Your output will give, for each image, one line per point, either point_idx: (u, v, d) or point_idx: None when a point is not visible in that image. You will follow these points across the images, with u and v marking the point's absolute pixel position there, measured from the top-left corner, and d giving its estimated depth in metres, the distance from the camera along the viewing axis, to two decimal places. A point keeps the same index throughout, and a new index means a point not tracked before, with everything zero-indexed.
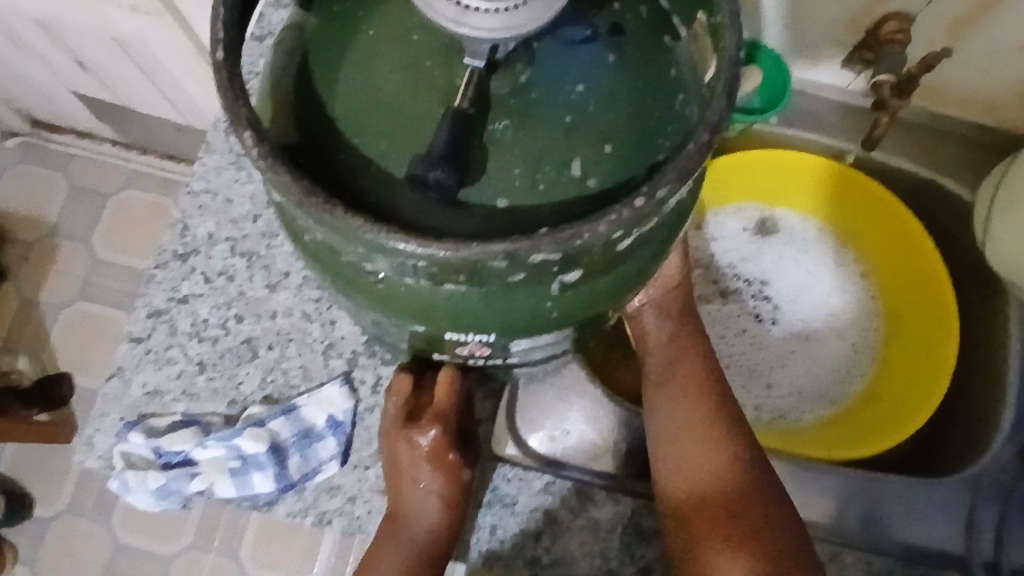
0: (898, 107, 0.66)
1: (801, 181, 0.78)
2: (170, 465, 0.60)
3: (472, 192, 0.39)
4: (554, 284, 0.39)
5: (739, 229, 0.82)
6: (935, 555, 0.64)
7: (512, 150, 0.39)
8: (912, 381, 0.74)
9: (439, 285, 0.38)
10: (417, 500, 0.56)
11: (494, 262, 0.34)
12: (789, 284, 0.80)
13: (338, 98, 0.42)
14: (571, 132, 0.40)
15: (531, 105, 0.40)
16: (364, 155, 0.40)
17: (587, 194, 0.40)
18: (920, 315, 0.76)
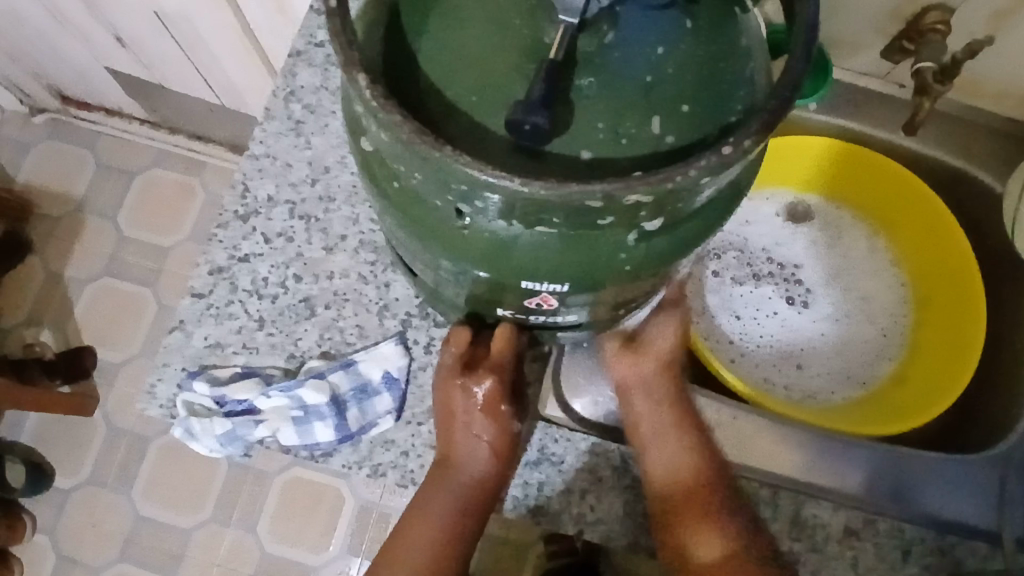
0: (940, 92, 0.68)
1: (836, 169, 0.81)
2: (232, 413, 0.62)
3: (559, 144, 0.41)
4: (634, 232, 0.41)
5: (773, 213, 0.84)
6: (968, 529, 0.65)
7: (597, 105, 0.41)
8: (940, 364, 0.75)
9: (529, 228, 0.40)
10: (469, 448, 0.59)
11: (590, 202, 0.36)
12: (816, 267, 0.83)
13: (428, 53, 0.43)
14: (651, 91, 0.42)
15: (616, 63, 0.42)
16: (454, 106, 0.42)
17: (665, 149, 0.42)
18: (948, 298, 0.77)
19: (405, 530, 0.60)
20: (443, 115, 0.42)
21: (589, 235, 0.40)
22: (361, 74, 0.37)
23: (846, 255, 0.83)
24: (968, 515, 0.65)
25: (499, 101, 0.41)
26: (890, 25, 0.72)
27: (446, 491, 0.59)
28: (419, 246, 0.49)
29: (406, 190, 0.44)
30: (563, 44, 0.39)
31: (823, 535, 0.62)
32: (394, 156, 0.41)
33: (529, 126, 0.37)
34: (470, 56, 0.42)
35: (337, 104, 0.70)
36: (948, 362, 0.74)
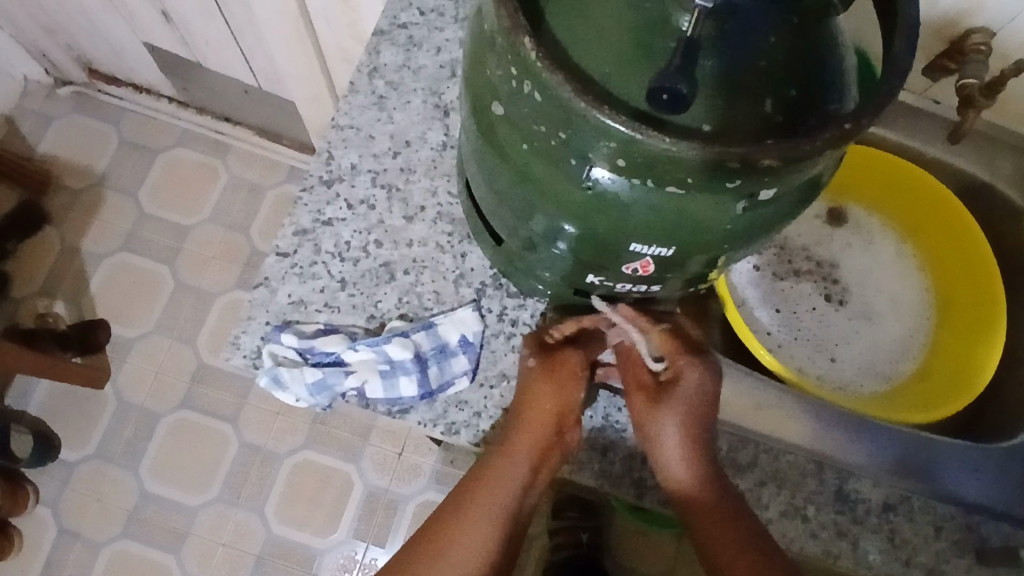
0: (985, 105, 0.75)
1: (879, 177, 0.86)
2: (318, 365, 0.65)
3: (683, 116, 0.45)
4: (745, 201, 0.46)
5: (810, 215, 0.89)
6: (994, 511, 0.70)
7: (718, 84, 0.46)
8: (959, 358, 0.81)
9: (656, 189, 0.45)
10: (523, 429, 0.62)
11: (727, 163, 0.41)
12: (847, 266, 0.88)
13: (561, 27, 0.47)
14: (765, 75, 0.47)
15: (735, 46, 0.46)
16: (587, 75, 0.45)
17: (775, 126, 0.47)
18: (969, 304, 0.82)
19: (465, 502, 0.62)
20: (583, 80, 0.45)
21: (708, 199, 0.45)
22: (525, 39, 0.42)
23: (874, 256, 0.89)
24: (999, 502, 0.70)
25: (631, 77, 0.45)
26: (933, 45, 0.79)
27: (506, 464, 0.62)
28: (528, 209, 0.53)
29: (535, 151, 0.48)
30: (695, 25, 0.44)
31: (864, 509, 0.67)
32: (534, 118, 0.46)
33: (668, 93, 0.42)
34: (601, 33, 0.46)
35: (418, 83, 0.74)
36: (967, 357, 0.80)
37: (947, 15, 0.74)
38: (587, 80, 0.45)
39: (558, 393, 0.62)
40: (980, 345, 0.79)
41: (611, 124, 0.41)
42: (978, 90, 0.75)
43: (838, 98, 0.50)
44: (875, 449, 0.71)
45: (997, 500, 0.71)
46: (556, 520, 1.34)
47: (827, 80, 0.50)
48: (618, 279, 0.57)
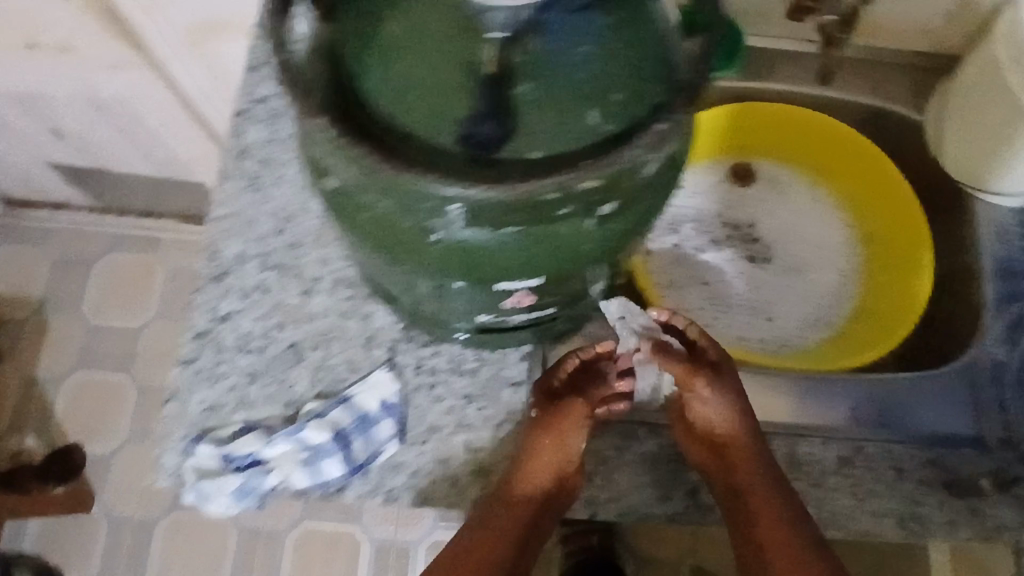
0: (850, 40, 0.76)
1: (777, 130, 0.86)
2: (240, 468, 0.62)
3: (507, 150, 0.44)
4: (590, 219, 0.45)
5: (716, 180, 0.88)
6: (949, 437, 0.69)
7: (538, 104, 0.44)
8: (892, 290, 0.81)
9: (492, 231, 0.44)
10: (503, 505, 0.61)
11: (545, 195, 0.41)
12: (766, 222, 0.87)
13: (373, 84, 0.46)
14: (584, 84, 0.45)
15: (551, 65, 0.44)
16: (404, 130, 0.44)
17: (604, 135, 0.45)
18: (889, 235, 0.84)
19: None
20: (394, 142, 0.44)
21: (549, 230, 0.44)
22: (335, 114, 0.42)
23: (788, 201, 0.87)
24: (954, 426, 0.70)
25: (447, 123, 0.44)
26: None
27: (487, 538, 0.61)
28: (394, 269, 0.52)
29: (376, 218, 0.46)
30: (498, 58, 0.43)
31: (821, 470, 0.66)
32: (362, 189, 0.45)
33: (476, 138, 0.43)
34: (412, 86, 0.45)
35: (289, 154, 0.73)
36: (900, 291, 0.80)
37: None
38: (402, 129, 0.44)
39: (559, 444, 0.62)
40: (910, 270, 0.80)
41: (428, 187, 0.41)
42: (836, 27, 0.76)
43: (676, 82, 0.47)
44: (820, 406, 0.72)
45: (949, 428, 0.70)
46: (564, 528, 1.32)
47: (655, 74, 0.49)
48: (509, 312, 0.56)
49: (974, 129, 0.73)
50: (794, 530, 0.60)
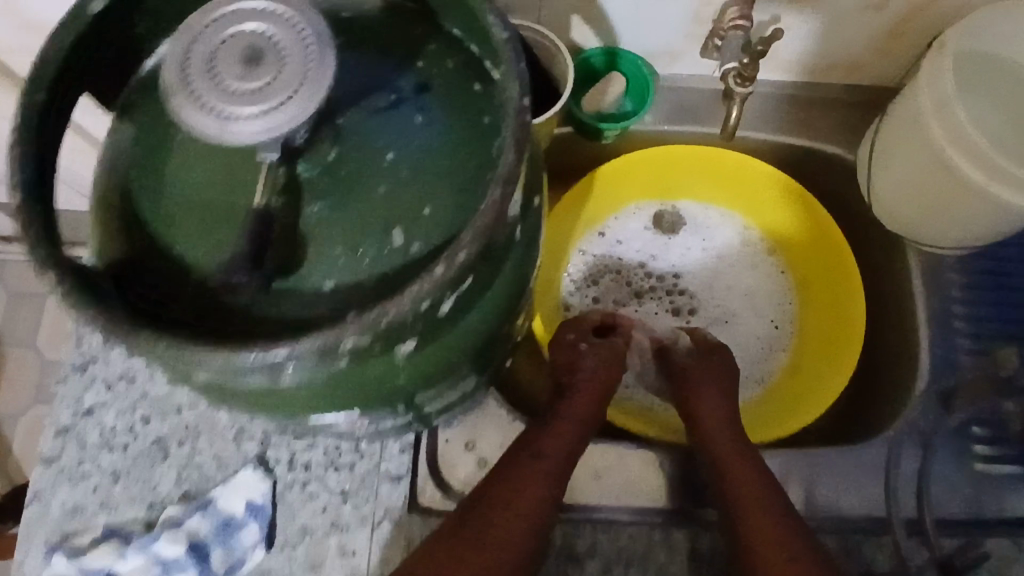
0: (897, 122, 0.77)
1: (750, 187, 0.89)
2: (145, 545, 0.68)
3: (413, 146, 0.48)
4: (408, 232, 0.46)
5: (710, 224, 0.93)
6: (858, 521, 0.73)
7: (437, 115, 0.49)
8: (812, 372, 0.86)
9: (296, 211, 0.46)
10: (541, 461, 0.67)
11: (356, 184, 0.46)
12: (727, 278, 0.91)
13: (422, 74, 0.50)
14: (480, 112, 0.50)
15: (463, 92, 0.50)
16: (439, 126, 0.49)
17: (476, 138, 0.49)
18: (829, 321, 0.87)
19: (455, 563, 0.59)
20: (421, 142, 0.48)
21: (406, 229, 0.46)
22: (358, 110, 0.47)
23: (817, 279, 0.89)
24: (866, 506, 0.74)
25: (478, 133, 0.49)
26: (871, 54, 0.80)
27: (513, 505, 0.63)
28: None
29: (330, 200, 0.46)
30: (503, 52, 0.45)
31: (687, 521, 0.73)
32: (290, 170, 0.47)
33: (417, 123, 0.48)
34: (455, 97, 0.50)
35: None
36: (817, 376, 0.85)
37: (876, 24, 0.76)
38: (445, 141, 0.49)
39: (610, 374, 0.77)
40: (829, 368, 0.84)
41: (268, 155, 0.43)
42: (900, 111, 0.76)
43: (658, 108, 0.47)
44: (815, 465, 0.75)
45: (877, 504, 0.74)
46: None
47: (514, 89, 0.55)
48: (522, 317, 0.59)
49: (921, 198, 0.77)
50: (781, 512, 0.64)
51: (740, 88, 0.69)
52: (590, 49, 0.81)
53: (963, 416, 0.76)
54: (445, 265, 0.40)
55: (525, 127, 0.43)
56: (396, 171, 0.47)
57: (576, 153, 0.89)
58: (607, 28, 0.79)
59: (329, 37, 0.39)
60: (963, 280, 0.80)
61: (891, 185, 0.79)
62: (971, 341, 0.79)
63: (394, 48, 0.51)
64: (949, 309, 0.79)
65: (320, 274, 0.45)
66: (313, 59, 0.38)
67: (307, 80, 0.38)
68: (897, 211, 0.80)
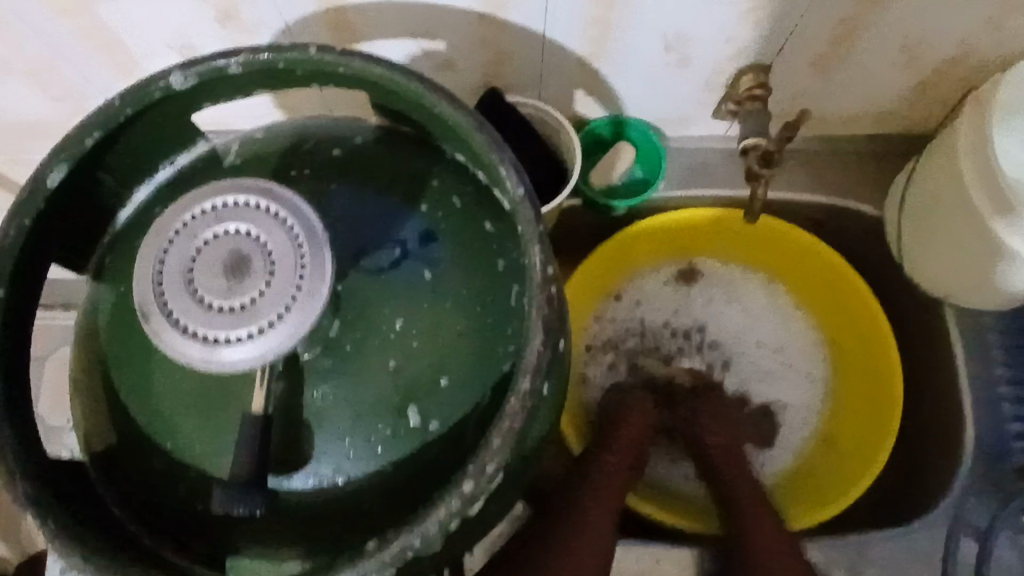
0: (932, 187, 0.71)
1: (774, 246, 0.84)
2: None
3: (425, 304, 0.43)
4: (424, 412, 0.42)
5: (733, 284, 0.88)
6: None
7: (446, 265, 0.44)
8: (856, 441, 0.81)
9: (304, 400, 0.41)
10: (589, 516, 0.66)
11: (363, 363, 0.42)
12: (755, 338, 0.87)
13: (429, 215, 0.45)
14: (491, 254, 0.45)
15: (474, 232, 0.45)
16: (455, 278, 0.44)
17: (487, 288, 0.44)
18: (869, 387, 0.81)
19: None
20: (434, 298, 0.43)
21: (425, 405, 0.42)
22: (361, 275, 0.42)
23: (849, 343, 0.84)
24: None
25: (496, 281, 0.44)
26: (896, 108, 0.75)
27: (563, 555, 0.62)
28: None
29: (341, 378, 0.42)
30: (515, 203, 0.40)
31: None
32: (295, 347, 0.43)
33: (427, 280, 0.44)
34: (466, 242, 0.45)
35: None
36: (864, 449, 0.79)
37: (903, 82, 0.71)
38: (457, 298, 0.44)
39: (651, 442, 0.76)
40: (878, 442, 0.77)
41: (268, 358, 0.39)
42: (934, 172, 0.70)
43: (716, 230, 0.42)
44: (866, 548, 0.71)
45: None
46: None
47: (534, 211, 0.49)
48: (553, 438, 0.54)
49: (951, 263, 0.71)
50: None
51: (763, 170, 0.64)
52: (596, 120, 0.76)
53: (1016, 488, 0.72)
54: (470, 482, 0.36)
55: (547, 301, 0.38)
56: (406, 341, 0.42)
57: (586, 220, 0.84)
58: (613, 100, 0.74)
59: (322, 234, 0.34)
60: (1007, 341, 0.75)
61: (927, 260, 0.74)
62: (1017, 408, 0.73)
63: (393, 187, 0.46)
64: (992, 373, 0.74)
65: (332, 465, 0.41)
66: (307, 264, 0.33)
67: (302, 291, 0.33)
68: (938, 284, 0.75)
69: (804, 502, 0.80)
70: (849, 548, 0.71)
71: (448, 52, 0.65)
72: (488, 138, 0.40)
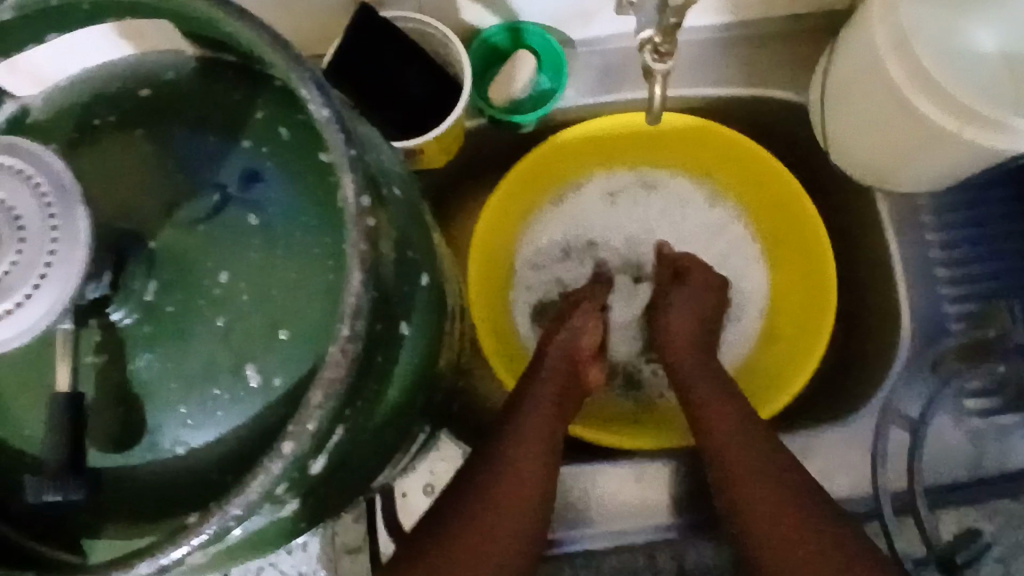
0: (845, 64, 0.66)
1: (697, 145, 0.79)
2: None
3: (251, 249, 0.39)
4: (264, 373, 0.38)
5: (669, 195, 0.82)
6: (850, 507, 0.68)
7: (273, 209, 0.40)
8: (793, 344, 0.77)
9: (130, 373, 0.38)
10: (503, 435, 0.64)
11: (187, 321, 0.38)
12: (687, 237, 0.81)
13: (250, 154, 0.41)
14: (320, 190, 0.40)
15: (299, 166, 0.41)
16: (284, 221, 0.40)
17: (317, 230, 0.40)
18: (803, 282, 0.78)
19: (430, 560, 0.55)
20: (260, 244, 0.39)
21: (262, 362, 0.38)
22: (173, 229, 0.39)
23: (784, 237, 0.80)
24: (854, 491, 0.68)
25: (329, 218, 0.40)
26: None
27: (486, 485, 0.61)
28: None
29: (172, 330, 0.38)
30: (321, 126, 0.35)
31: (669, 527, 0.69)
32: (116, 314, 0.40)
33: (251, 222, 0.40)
34: (298, 182, 0.41)
35: None
36: (798, 351, 0.76)
37: None
38: (289, 241, 0.40)
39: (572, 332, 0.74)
40: (810, 338, 0.75)
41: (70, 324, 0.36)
42: (847, 43, 0.65)
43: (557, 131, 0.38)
44: (800, 448, 0.70)
45: (868, 487, 0.68)
46: None
47: (381, 133, 0.44)
48: (439, 370, 0.52)
49: (882, 143, 0.67)
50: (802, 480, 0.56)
51: (659, 65, 0.58)
52: (488, 29, 0.70)
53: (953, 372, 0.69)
54: (291, 442, 0.33)
55: (365, 237, 0.34)
56: (234, 296, 0.39)
57: (495, 138, 0.79)
58: (500, 4, 0.67)
59: (77, 189, 0.31)
60: (938, 220, 0.72)
61: (848, 139, 0.70)
62: (954, 287, 0.71)
63: (210, 126, 0.41)
64: (927, 255, 0.72)
65: (172, 437, 0.39)
66: (59, 225, 0.30)
67: (56, 256, 0.30)
68: (861, 164, 0.71)
69: (751, 399, 0.77)
70: (790, 446, 0.70)
71: None
72: (285, 56, 0.35)
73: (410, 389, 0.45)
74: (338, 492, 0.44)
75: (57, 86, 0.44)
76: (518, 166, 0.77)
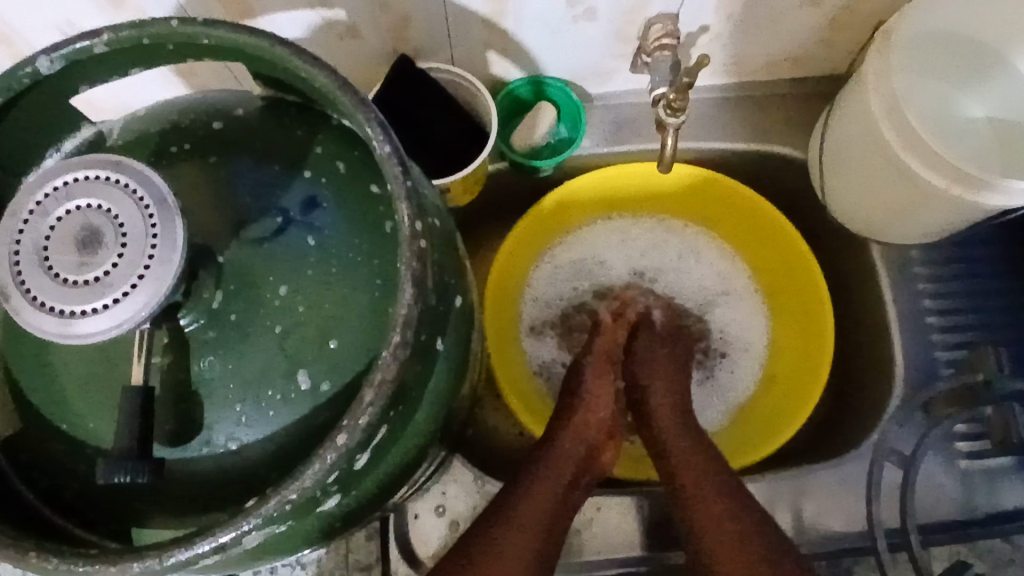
0: (843, 124, 0.71)
1: (704, 196, 0.84)
2: None
3: (307, 266, 0.44)
4: (315, 379, 0.42)
5: (676, 241, 0.87)
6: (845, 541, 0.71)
7: (328, 231, 0.45)
8: (793, 386, 0.81)
9: (193, 374, 0.42)
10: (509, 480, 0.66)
11: (247, 329, 0.42)
12: (694, 281, 0.86)
13: (309, 181, 0.46)
14: (371, 219, 0.45)
15: (353, 195, 0.46)
16: (338, 242, 0.45)
17: (367, 253, 0.45)
18: (801, 328, 0.82)
19: None
20: (316, 262, 0.44)
21: (314, 368, 0.42)
22: (239, 246, 0.43)
23: (784, 285, 0.84)
24: (850, 526, 0.71)
25: (378, 242, 0.45)
26: (813, 53, 0.74)
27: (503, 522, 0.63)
28: None
29: (234, 337, 0.42)
30: (382, 158, 0.40)
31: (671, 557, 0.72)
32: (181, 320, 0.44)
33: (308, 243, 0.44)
34: (351, 210, 0.46)
35: None
36: (798, 393, 0.80)
37: (812, 27, 0.69)
38: (342, 260, 0.44)
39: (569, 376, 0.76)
40: (809, 380, 0.79)
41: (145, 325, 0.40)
42: (845, 105, 0.70)
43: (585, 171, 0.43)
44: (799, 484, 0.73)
45: (862, 523, 0.71)
46: None
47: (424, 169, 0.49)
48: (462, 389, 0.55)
49: (876, 197, 0.72)
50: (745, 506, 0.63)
51: (672, 119, 0.63)
52: (514, 81, 0.76)
53: (943, 415, 0.73)
54: (345, 435, 0.37)
55: (416, 256, 0.39)
56: (291, 308, 0.43)
57: (514, 181, 0.84)
58: (528, 59, 0.73)
59: (173, 203, 0.35)
60: (930, 273, 0.77)
61: (845, 194, 0.75)
62: (945, 336, 0.76)
63: (274, 156, 0.46)
64: (919, 305, 0.76)
65: (226, 434, 0.42)
66: (157, 234, 0.35)
67: (154, 260, 0.35)
68: (857, 218, 0.76)
69: (753, 439, 0.80)
70: (789, 481, 0.73)
71: (348, 20, 0.63)
72: (352, 98, 0.40)
73: (439, 402, 0.49)
74: (369, 495, 0.47)
75: (134, 116, 0.49)
76: (536, 208, 0.81)
